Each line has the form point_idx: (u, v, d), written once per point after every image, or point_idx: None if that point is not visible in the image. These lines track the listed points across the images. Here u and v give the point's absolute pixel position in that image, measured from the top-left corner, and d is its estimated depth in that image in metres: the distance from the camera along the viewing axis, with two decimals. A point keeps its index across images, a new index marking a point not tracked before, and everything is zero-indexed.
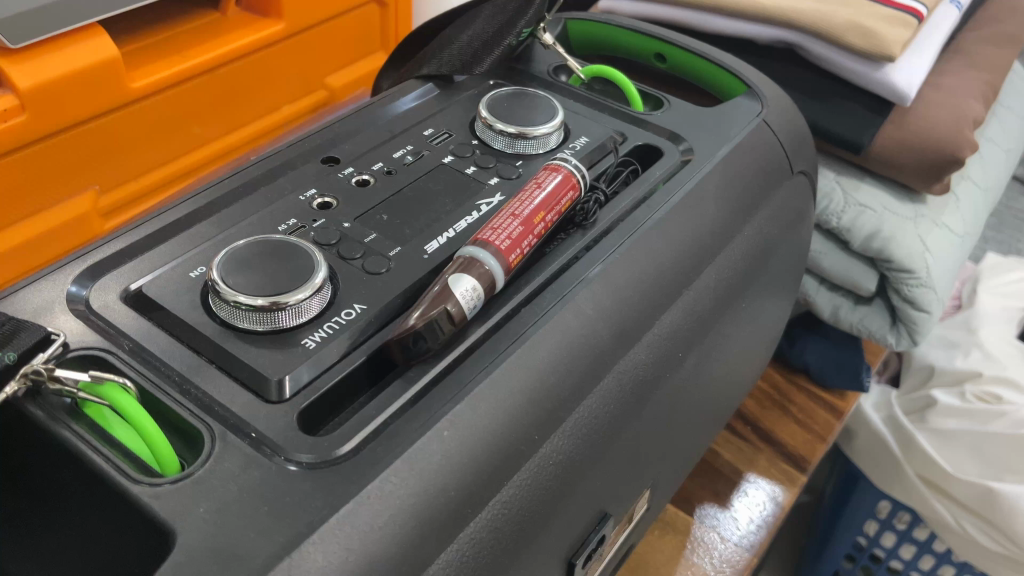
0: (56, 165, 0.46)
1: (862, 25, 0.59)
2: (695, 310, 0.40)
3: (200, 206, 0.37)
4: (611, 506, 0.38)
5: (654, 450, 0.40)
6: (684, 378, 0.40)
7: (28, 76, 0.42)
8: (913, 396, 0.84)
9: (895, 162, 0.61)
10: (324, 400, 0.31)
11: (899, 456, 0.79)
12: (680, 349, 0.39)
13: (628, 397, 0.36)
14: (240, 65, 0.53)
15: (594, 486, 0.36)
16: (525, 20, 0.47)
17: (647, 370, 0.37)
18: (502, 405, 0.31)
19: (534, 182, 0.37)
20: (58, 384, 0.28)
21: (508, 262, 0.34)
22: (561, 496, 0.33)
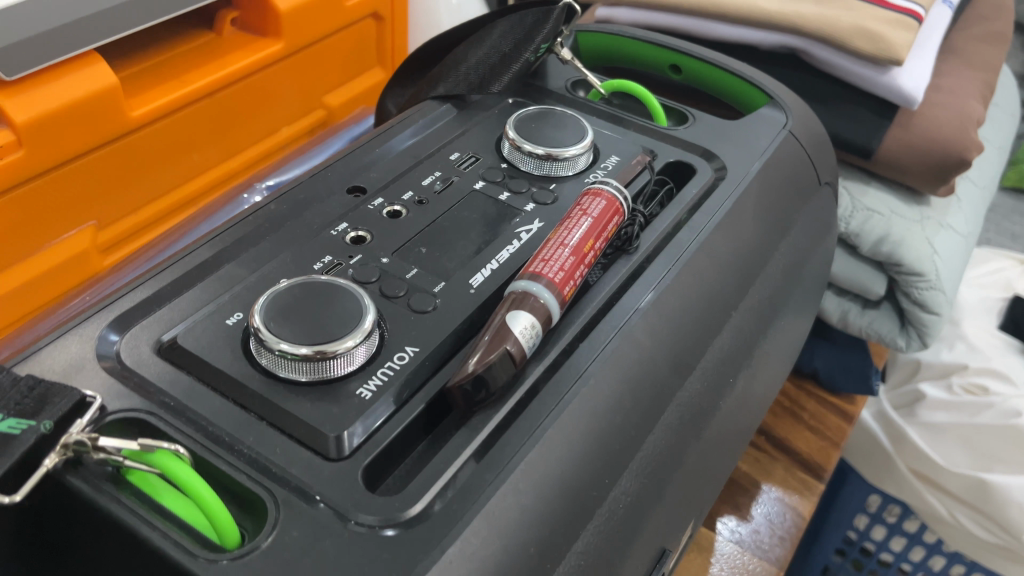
0: (54, 201, 0.43)
1: (868, 29, 0.59)
2: (741, 333, 0.39)
3: (226, 245, 0.35)
4: (671, 542, 0.37)
5: (707, 480, 0.39)
6: (733, 404, 0.39)
7: (24, 109, 0.39)
8: (902, 390, 0.83)
9: (902, 165, 0.61)
10: (386, 453, 0.29)
11: (890, 450, 0.79)
12: (730, 377, 0.38)
13: (684, 430, 0.35)
14: (240, 87, 0.51)
15: (658, 526, 0.34)
16: (542, 34, 0.46)
17: (700, 400, 0.36)
18: (572, 450, 0.29)
19: (578, 209, 0.36)
20: (103, 453, 0.26)
21: (562, 296, 0.33)
22: (631, 540, 0.32)
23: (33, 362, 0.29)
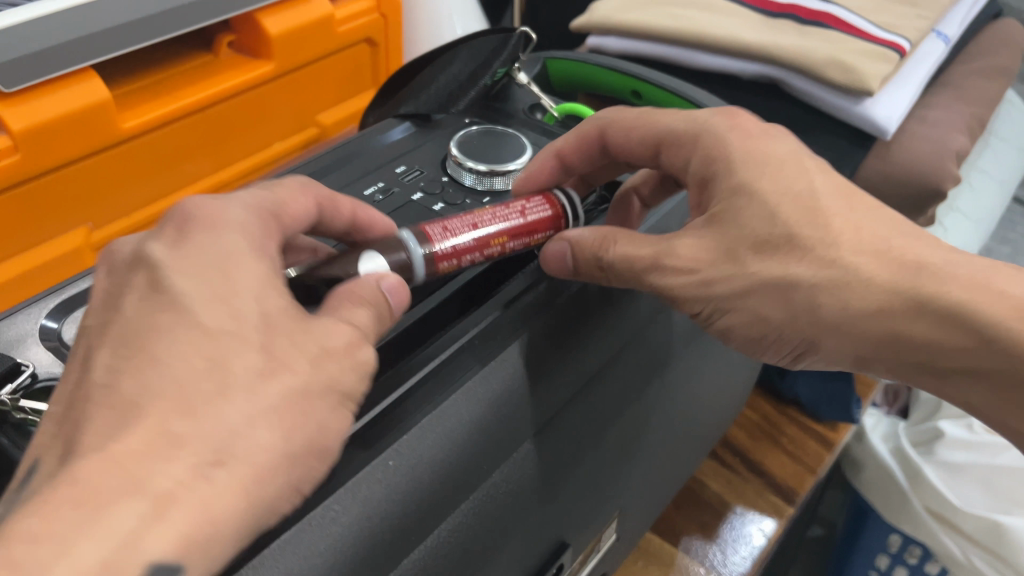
0: (49, 202, 0.48)
1: (841, 60, 0.60)
2: (649, 343, 0.41)
3: None
4: (569, 535, 0.40)
5: (609, 482, 0.42)
6: (639, 414, 0.42)
7: (21, 118, 0.44)
8: (923, 427, 0.77)
9: (879, 194, 0.62)
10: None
11: (906, 486, 0.73)
12: (637, 389, 0.41)
13: (577, 431, 0.38)
14: (231, 103, 0.55)
15: (548, 518, 0.37)
16: (500, 61, 0.50)
17: (597, 404, 0.39)
18: (451, 434, 0.32)
19: (517, 207, 0.38)
20: (23, 413, 0.30)
21: (444, 262, 0.35)
22: (512, 525, 0.35)
23: None
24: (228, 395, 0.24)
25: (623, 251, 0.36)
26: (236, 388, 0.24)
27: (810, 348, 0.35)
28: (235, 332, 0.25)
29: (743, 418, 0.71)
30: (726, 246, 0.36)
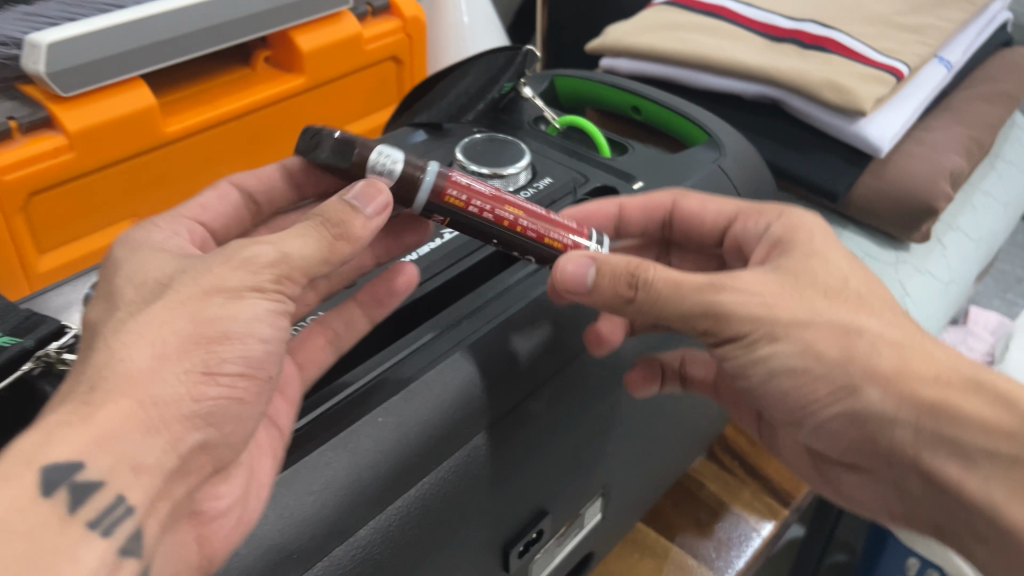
0: (99, 197, 0.53)
1: (837, 83, 0.63)
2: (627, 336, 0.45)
3: None
4: (550, 504, 0.43)
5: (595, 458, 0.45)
6: (627, 397, 0.46)
7: (76, 120, 0.50)
8: None
9: (873, 211, 0.65)
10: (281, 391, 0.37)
11: None
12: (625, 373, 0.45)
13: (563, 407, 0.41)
14: (265, 113, 0.60)
15: (529, 484, 0.41)
16: (507, 76, 0.54)
17: (584, 384, 0.42)
18: (436, 398, 0.36)
19: (545, 228, 0.38)
20: (65, 364, 0.35)
21: (456, 202, 0.36)
22: (494, 486, 0.38)
23: (36, 302, 0.39)
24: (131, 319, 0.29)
25: (685, 284, 0.35)
26: (149, 316, 0.29)
27: (856, 393, 0.34)
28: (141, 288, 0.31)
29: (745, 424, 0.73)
30: (796, 289, 0.35)
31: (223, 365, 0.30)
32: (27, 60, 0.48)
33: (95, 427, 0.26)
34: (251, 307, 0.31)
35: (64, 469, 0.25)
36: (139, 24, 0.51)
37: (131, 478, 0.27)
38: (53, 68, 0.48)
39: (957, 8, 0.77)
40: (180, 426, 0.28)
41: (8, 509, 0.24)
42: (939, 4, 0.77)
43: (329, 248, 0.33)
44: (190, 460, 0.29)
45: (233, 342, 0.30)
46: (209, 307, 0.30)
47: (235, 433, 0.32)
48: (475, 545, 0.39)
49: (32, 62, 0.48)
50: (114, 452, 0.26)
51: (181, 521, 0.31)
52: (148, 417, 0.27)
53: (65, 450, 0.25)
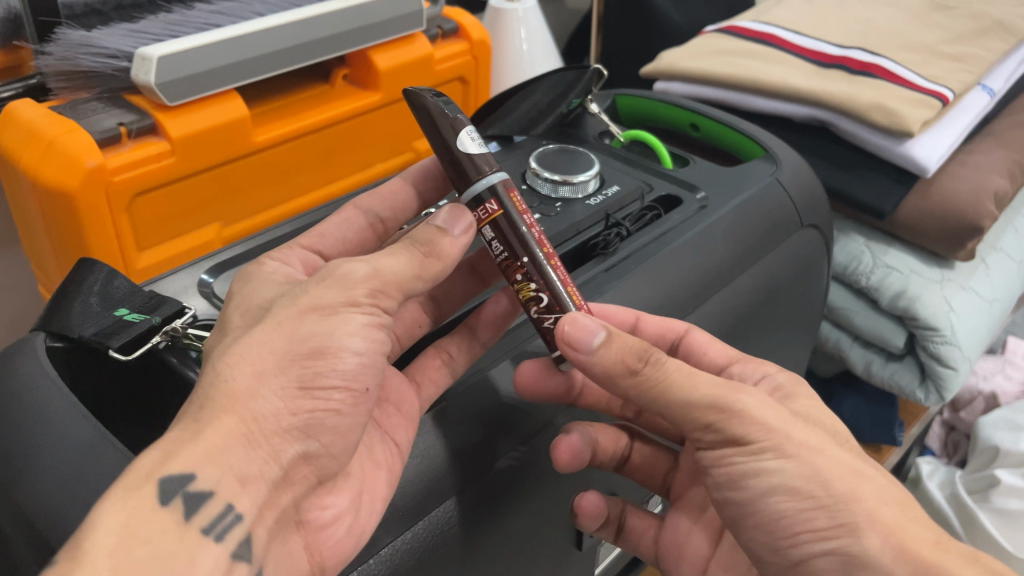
0: (193, 200, 0.57)
1: (885, 105, 0.66)
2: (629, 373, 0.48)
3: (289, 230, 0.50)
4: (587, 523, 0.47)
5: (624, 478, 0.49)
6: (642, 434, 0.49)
7: (179, 127, 0.54)
8: (978, 475, 0.85)
9: (918, 229, 0.67)
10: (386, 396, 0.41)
11: (961, 533, 0.83)
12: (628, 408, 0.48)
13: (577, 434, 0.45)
14: (344, 126, 0.64)
15: (554, 502, 0.44)
16: (575, 92, 0.58)
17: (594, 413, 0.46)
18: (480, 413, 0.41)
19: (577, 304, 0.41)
20: (189, 339, 0.39)
21: (519, 208, 0.40)
22: (521, 500, 0.42)
23: (156, 285, 0.43)
24: (241, 344, 0.33)
25: (698, 377, 0.37)
26: (260, 345, 0.33)
27: (850, 532, 0.35)
28: (259, 313, 0.35)
29: None
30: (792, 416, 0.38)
31: (319, 379, 0.34)
32: (138, 71, 0.52)
33: (202, 446, 0.31)
34: (349, 321, 0.35)
35: (178, 480, 0.29)
36: (238, 40, 0.55)
37: (237, 489, 0.31)
38: (161, 79, 0.52)
39: (998, 38, 0.80)
40: (278, 439, 0.33)
41: (133, 515, 0.28)
42: (980, 35, 0.80)
43: (420, 265, 0.37)
44: (290, 469, 0.34)
45: (326, 357, 0.34)
46: (303, 326, 0.34)
47: (336, 444, 0.36)
48: (541, 514, 0.43)
49: (143, 73, 0.52)
50: (220, 467, 0.31)
51: (292, 531, 0.35)
52: (250, 432, 0.32)
53: (178, 464, 0.30)
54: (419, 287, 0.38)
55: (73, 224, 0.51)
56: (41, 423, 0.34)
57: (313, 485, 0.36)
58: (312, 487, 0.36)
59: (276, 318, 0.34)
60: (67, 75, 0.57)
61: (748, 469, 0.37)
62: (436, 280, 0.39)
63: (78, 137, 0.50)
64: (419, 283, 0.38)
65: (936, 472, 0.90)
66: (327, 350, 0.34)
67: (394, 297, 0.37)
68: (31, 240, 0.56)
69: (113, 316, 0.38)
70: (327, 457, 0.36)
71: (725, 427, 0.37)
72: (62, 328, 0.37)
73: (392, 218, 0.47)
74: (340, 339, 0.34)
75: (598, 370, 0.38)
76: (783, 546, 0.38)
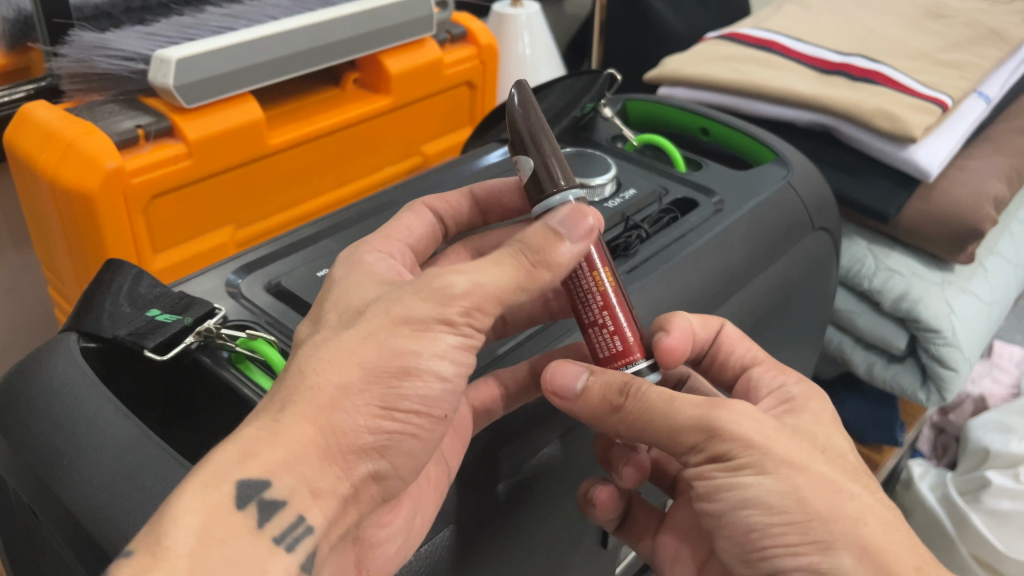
0: (208, 202, 0.57)
1: (888, 111, 0.67)
2: None
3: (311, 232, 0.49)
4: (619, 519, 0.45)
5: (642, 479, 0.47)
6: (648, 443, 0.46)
7: (196, 129, 0.54)
8: (969, 476, 0.86)
9: (920, 232, 0.68)
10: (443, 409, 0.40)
11: (954, 533, 0.84)
12: None
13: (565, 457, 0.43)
14: (355, 130, 0.65)
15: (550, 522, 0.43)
16: (588, 96, 0.59)
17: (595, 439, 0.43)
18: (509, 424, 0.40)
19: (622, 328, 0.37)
20: (222, 339, 0.39)
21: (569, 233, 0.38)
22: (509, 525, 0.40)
23: (184, 287, 0.43)
24: (332, 341, 0.32)
25: (680, 399, 0.36)
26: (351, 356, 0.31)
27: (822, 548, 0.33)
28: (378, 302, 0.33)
29: None
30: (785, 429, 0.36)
31: (400, 402, 0.32)
32: (155, 74, 0.53)
33: (283, 455, 0.29)
34: (443, 339, 0.32)
35: (256, 486, 0.29)
36: (254, 43, 0.55)
37: (309, 500, 0.30)
38: (180, 82, 0.52)
39: (991, 46, 0.81)
40: (351, 458, 0.31)
41: (209, 513, 0.27)
42: (974, 43, 0.82)
43: (524, 281, 0.34)
44: (359, 487, 0.32)
45: (412, 378, 0.32)
46: (398, 340, 0.31)
47: (404, 464, 0.34)
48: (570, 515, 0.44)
49: (160, 76, 0.52)
50: (296, 475, 0.30)
51: (348, 547, 0.34)
52: (327, 446, 0.30)
53: (257, 468, 0.29)
54: (520, 302, 0.34)
55: (90, 226, 0.51)
56: (90, 426, 0.34)
57: (376, 502, 0.34)
58: (377, 502, 0.34)
59: (369, 324, 0.32)
60: (81, 77, 0.57)
61: (725, 483, 0.35)
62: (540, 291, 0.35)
63: (96, 140, 0.50)
64: (521, 299, 0.34)
65: (929, 474, 0.91)
66: (414, 371, 0.32)
67: (494, 308, 0.33)
68: (46, 241, 0.56)
69: (145, 317, 0.38)
70: (397, 475, 0.34)
71: (711, 444, 0.35)
72: (94, 329, 0.37)
73: (450, 219, 0.46)
74: (428, 360, 0.32)
75: (586, 416, 0.37)
76: (756, 559, 0.35)
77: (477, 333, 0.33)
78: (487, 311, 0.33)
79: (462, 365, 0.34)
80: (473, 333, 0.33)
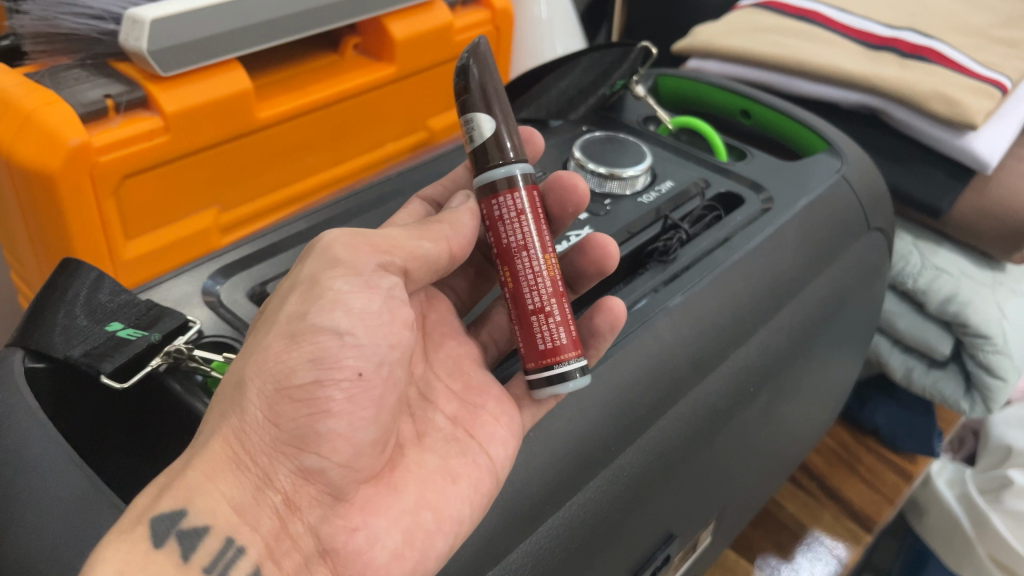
0: (189, 182, 0.51)
1: (945, 94, 0.61)
2: (697, 405, 0.39)
3: (301, 228, 0.43)
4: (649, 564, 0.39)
5: (689, 516, 0.41)
6: (698, 475, 0.40)
7: (175, 101, 0.47)
8: (989, 474, 0.77)
9: (974, 228, 0.61)
10: (482, 403, 0.35)
11: (971, 534, 0.74)
12: (698, 444, 0.39)
13: (621, 504, 0.36)
14: (356, 102, 0.58)
15: None
16: (620, 71, 0.52)
17: (641, 479, 0.36)
18: (537, 467, 0.34)
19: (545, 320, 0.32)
20: (195, 361, 0.33)
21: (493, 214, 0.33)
22: None
23: (154, 293, 0.38)
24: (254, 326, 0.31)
25: None
26: (256, 330, 0.30)
27: None
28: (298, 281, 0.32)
29: (822, 445, 0.71)
30: None
31: (296, 376, 0.29)
32: (128, 36, 0.46)
33: (189, 478, 0.27)
34: (332, 288, 0.30)
35: (171, 518, 0.26)
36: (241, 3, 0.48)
37: (236, 519, 0.28)
38: (155, 46, 0.45)
39: None
40: (266, 458, 0.29)
41: (129, 562, 0.24)
42: None
43: (418, 230, 0.33)
44: (290, 488, 0.29)
45: (304, 341, 0.29)
46: (288, 307, 0.30)
47: (341, 452, 0.29)
48: (618, 564, 0.37)
49: (133, 38, 0.45)
50: (214, 497, 0.27)
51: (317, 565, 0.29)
52: (238, 453, 0.28)
53: (171, 499, 0.26)
54: (427, 249, 0.32)
55: (53, 209, 0.45)
56: (28, 474, 0.28)
57: (331, 504, 0.30)
58: (332, 504, 0.30)
59: (269, 310, 0.31)
60: (45, 37, 0.50)
61: None
62: (455, 245, 0.33)
63: (59, 112, 0.44)
64: (426, 244, 0.32)
65: None
66: (304, 334, 0.29)
67: (393, 253, 0.31)
68: (4, 221, 0.50)
69: (104, 332, 0.33)
70: (344, 470, 0.30)
71: None
72: (43, 347, 0.31)
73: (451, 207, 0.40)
74: (315, 318, 0.29)
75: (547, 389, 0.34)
76: None
77: (377, 275, 0.31)
78: (382, 255, 0.31)
79: (369, 319, 0.30)
80: (366, 272, 0.30)
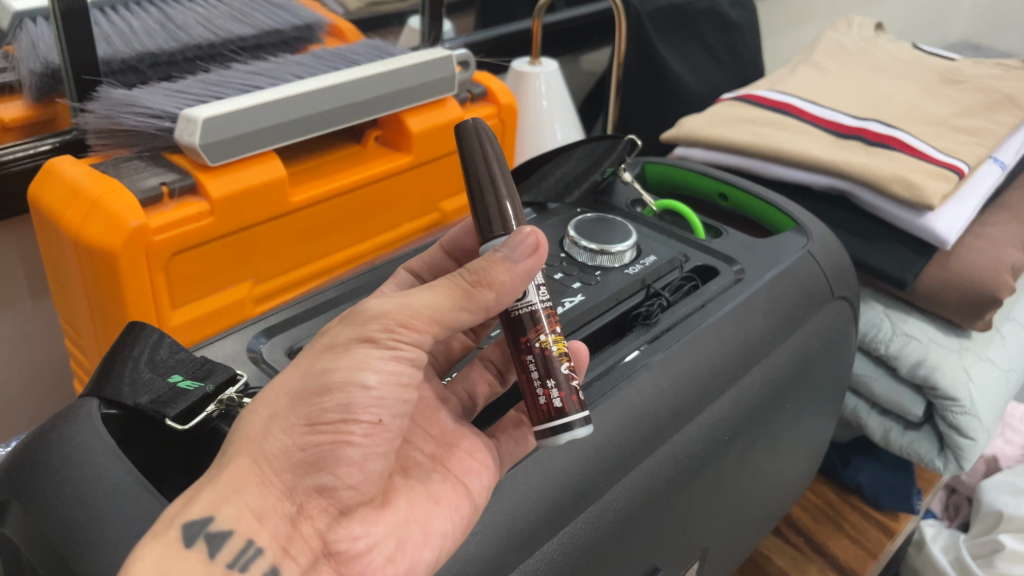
0: (229, 258, 0.58)
1: (905, 178, 0.68)
2: (674, 452, 0.44)
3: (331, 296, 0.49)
4: None
5: (673, 551, 0.46)
6: (679, 516, 0.45)
7: (220, 187, 0.54)
8: (982, 539, 0.79)
9: (939, 298, 0.67)
10: (456, 442, 0.41)
11: None
12: (677, 487, 0.44)
13: (606, 536, 0.41)
14: (377, 187, 0.65)
15: None
16: (609, 160, 0.59)
17: (624, 518, 0.42)
18: (528, 498, 0.39)
19: None
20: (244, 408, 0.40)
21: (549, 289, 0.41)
22: None
23: (205, 351, 0.44)
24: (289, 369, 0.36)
25: None
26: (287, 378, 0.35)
27: None
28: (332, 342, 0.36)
29: (808, 502, 0.75)
30: None
31: (325, 416, 0.34)
32: (182, 132, 0.53)
33: (220, 489, 0.33)
34: (360, 353, 0.35)
35: (200, 524, 0.32)
36: (280, 103, 0.56)
37: (255, 524, 0.33)
38: (205, 141, 0.52)
39: (1008, 112, 0.82)
40: (289, 477, 0.34)
41: (163, 558, 0.30)
42: (989, 108, 0.82)
43: (462, 299, 0.37)
44: (305, 501, 0.35)
45: (334, 393, 0.34)
46: (322, 360, 0.35)
47: (352, 476, 0.35)
48: None
49: (187, 135, 0.53)
50: (237, 506, 0.33)
51: (321, 563, 0.35)
52: (263, 471, 0.34)
53: (198, 509, 0.32)
54: (462, 321, 0.37)
55: (112, 282, 0.51)
56: (103, 500, 0.34)
57: (336, 517, 0.35)
58: (338, 516, 0.35)
59: (304, 358, 0.35)
60: (106, 133, 0.58)
61: None
62: (490, 311, 0.38)
63: (121, 197, 0.51)
64: (462, 316, 0.37)
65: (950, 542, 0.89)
66: (334, 387, 0.34)
67: (427, 330, 0.36)
68: (65, 296, 0.57)
69: (167, 382, 0.39)
70: (352, 491, 0.35)
71: None
72: (115, 396, 0.37)
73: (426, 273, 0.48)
74: (345, 373, 0.34)
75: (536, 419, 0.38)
76: None
77: (406, 345, 0.36)
78: (417, 332, 0.36)
79: (392, 378, 0.35)
80: (399, 346, 0.35)
